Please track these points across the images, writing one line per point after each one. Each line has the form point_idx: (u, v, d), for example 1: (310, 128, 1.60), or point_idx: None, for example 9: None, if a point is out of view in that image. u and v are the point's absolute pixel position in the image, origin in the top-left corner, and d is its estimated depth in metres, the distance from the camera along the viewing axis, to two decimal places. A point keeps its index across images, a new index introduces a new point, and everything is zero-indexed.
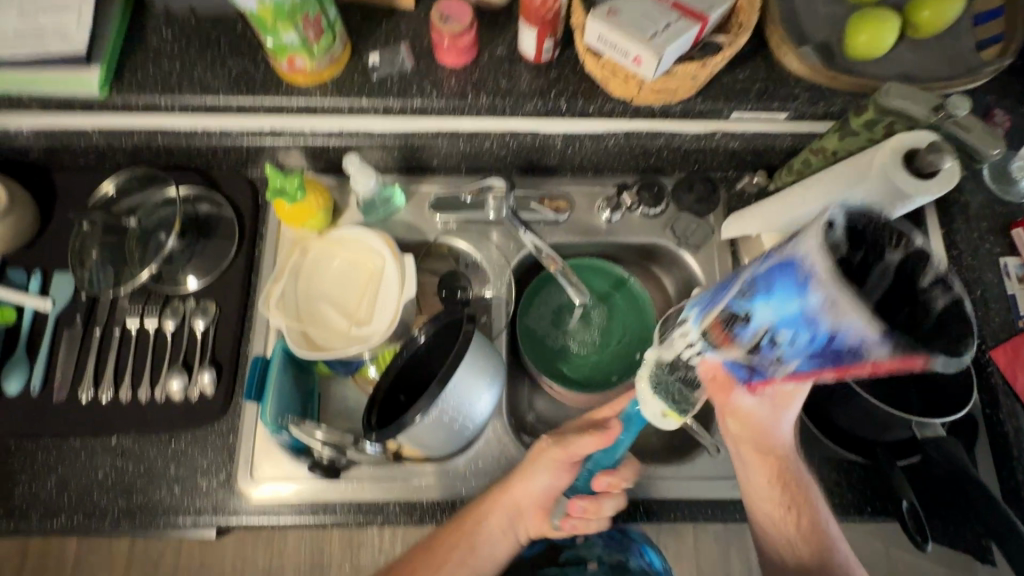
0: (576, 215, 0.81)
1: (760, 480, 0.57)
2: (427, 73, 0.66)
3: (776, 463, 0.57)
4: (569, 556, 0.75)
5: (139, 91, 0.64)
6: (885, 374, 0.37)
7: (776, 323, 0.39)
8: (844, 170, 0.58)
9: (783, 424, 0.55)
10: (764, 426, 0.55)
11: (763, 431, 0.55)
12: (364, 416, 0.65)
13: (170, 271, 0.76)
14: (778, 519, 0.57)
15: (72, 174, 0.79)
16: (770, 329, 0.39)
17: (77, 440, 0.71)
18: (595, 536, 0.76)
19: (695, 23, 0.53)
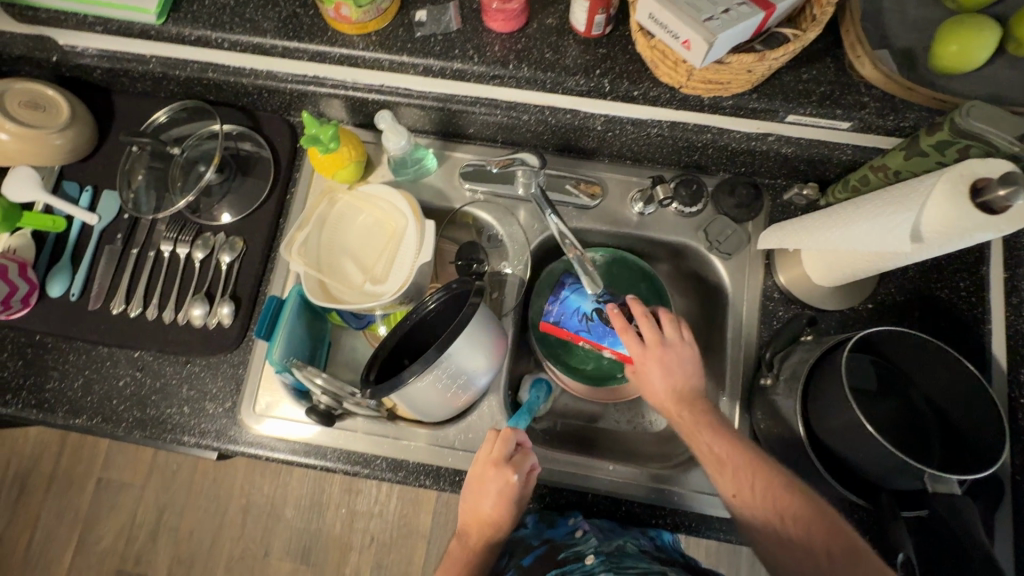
0: (607, 203, 0.78)
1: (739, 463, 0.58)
2: (471, 36, 0.64)
3: (726, 443, 0.59)
4: (568, 554, 0.63)
5: (193, 23, 0.66)
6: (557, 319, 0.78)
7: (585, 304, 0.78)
8: (904, 193, 0.53)
9: (682, 360, 0.64)
10: (682, 384, 0.63)
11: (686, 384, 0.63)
12: (364, 370, 0.66)
13: (207, 204, 0.80)
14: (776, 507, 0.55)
15: (130, 98, 0.82)
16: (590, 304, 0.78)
17: (105, 349, 0.76)
18: (593, 531, 0.65)
19: (760, 11, 0.49)
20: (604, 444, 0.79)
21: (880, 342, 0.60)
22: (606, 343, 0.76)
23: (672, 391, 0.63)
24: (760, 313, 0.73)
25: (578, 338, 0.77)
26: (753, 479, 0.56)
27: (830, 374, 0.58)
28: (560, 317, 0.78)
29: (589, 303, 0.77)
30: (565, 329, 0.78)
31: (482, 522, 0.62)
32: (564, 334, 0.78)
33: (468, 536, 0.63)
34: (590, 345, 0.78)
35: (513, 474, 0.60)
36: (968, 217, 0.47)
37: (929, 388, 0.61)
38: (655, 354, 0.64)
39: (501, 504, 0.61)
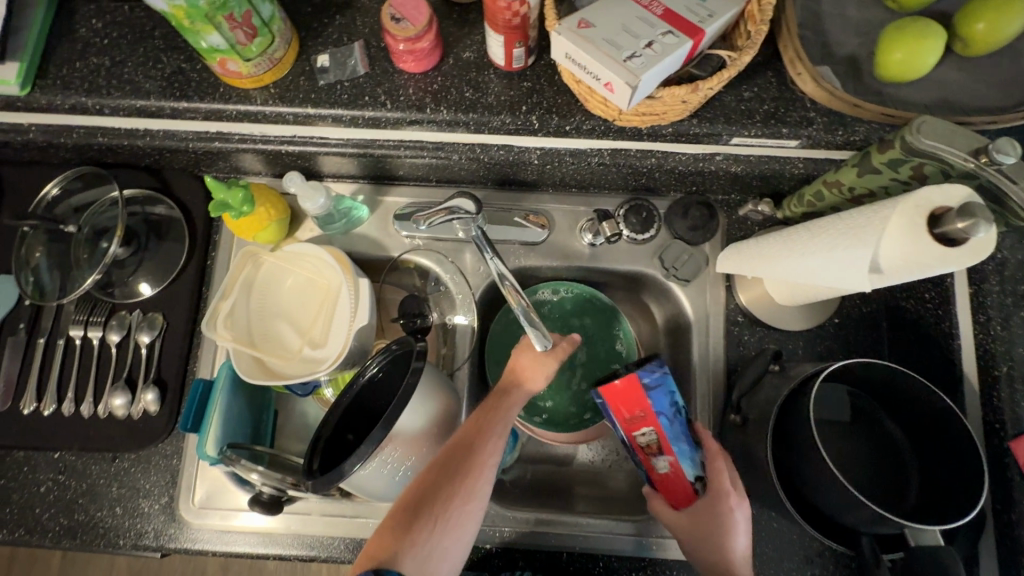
0: (555, 236, 0.73)
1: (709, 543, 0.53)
2: (382, 80, 0.58)
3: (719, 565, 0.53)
4: None
5: (64, 90, 0.58)
6: (630, 398, 0.55)
7: (677, 399, 0.56)
8: (859, 222, 0.49)
9: (734, 530, 0.53)
10: (723, 537, 0.53)
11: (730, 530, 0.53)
12: (305, 461, 0.60)
13: (119, 279, 0.72)
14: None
15: (19, 168, 0.74)
16: (679, 404, 0.56)
17: (21, 452, 0.69)
18: None
19: (687, 40, 0.44)
20: (578, 490, 0.75)
21: (849, 376, 0.57)
22: (675, 449, 0.55)
23: (711, 544, 0.53)
24: (725, 340, 0.69)
25: (647, 425, 0.55)
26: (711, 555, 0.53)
27: (800, 414, 0.54)
28: (650, 388, 0.55)
29: (680, 404, 0.56)
30: (649, 401, 0.54)
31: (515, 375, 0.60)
32: (626, 405, 0.55)
33: (493, 399, 0.58)
34: (652, 439, 0.55)
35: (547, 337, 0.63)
36: (927, 250, 0.43)
37: (903, 417, 0.58)
38: (708, 505, 0.54)
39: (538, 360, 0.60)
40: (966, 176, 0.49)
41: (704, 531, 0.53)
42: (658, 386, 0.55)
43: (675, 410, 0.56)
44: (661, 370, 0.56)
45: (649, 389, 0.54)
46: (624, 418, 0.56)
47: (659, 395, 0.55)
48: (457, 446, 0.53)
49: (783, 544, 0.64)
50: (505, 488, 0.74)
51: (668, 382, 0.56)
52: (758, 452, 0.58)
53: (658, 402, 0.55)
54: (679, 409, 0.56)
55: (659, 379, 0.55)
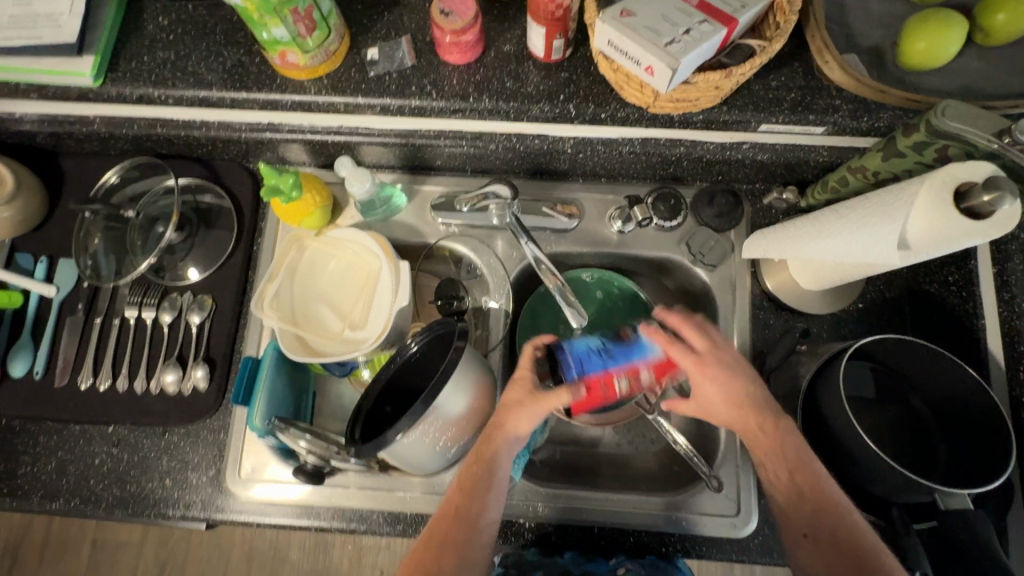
0: (585, 223, 0.76)
1: (722, 410, 0.58)
2: (428, 71, 0.62)
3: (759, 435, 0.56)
4: None
5: (132, 82, 0.62)
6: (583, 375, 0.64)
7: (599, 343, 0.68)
8: (887, 200, 0.51)
9: (729, 382, 0.57)
10: (735, 400, 0.57)
11: (726, 382, 0.57)
12: (347, 429, 0.62)
13: (171, 263, 0.76)
14: (767, 447, 0.56)
15: (78, 159, 0.79)
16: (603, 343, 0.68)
17: (77, 426, 0.73)
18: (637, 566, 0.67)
19: (722, 27, 0.47)
20: (607, 470, 0.77)
21: (878, 353, 0.59)
22: (637, 363, 0.65)
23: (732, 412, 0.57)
24: (751, 324, 0.71)
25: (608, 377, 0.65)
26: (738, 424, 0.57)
27: (830, 389, 0.56)
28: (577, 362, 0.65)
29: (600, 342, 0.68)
30: (592, 376, 0.65)
31: (503, 425, 0.60)
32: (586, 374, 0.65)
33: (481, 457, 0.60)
34: (626, 377, 0.66)
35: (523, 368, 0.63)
36: (956, 223, 0.45)
37: (929, 394, 0.60)
38: (697, 371, 0.58)
39: (525, 414, 0.59)
40: (990, 156, 0.51)
41: (715, 409, 0.58)
42: (583, 361, 0.65)
43: (606, 348, 0.67)
44: (568, 352, 0.65)
45: (580, 371, 0.64)
46: (605, 395, 0.66)
47: (591, 361, 0.65)
48: (449, 514, 0.58)
49: None
50: (535, 467, 0.76)
51: (584, 346, 0.66)
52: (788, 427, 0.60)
53: (592, 361, 0.65)
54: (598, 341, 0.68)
55: (577, 358, 0.65)
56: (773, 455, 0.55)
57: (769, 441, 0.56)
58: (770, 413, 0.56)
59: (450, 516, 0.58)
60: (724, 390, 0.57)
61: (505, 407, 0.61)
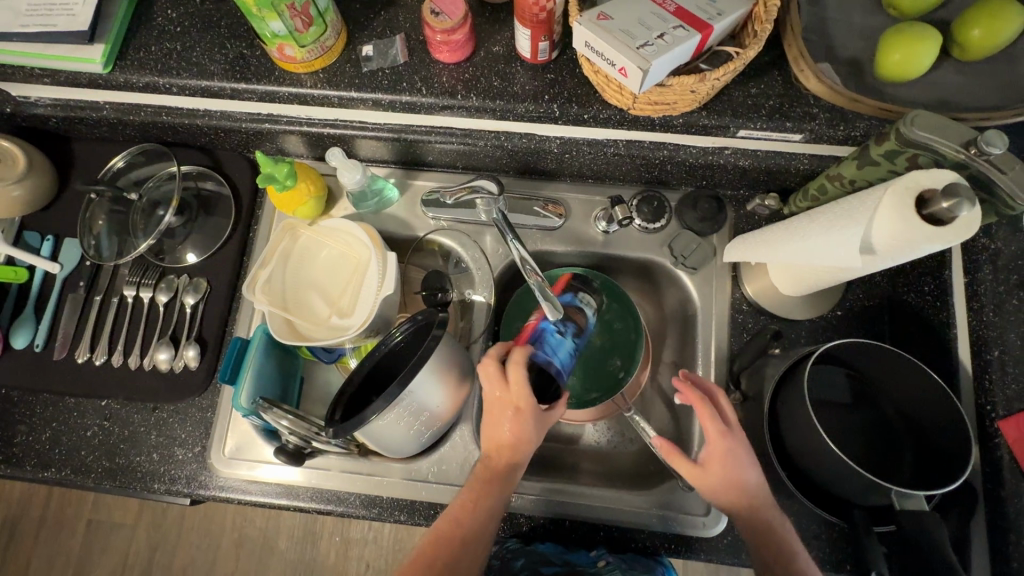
0: (571, 223, 0.78)
1: (718, 488, 0.56)
2: (419, 68, 0.64)
3: (755, 516, 0.56)
4: None
5: (139, 70, 0.66)
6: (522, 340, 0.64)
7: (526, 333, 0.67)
8: (855, 205, 0.52)
9: (745, 464, 0.57)
10: (740, 482, 0.56)
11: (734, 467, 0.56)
12: (329, 411, 0.64)
13: (170, 246, 0.79)
14: (756, 533, 0.56)
15: (89, 144, 0.82)
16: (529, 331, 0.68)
17: (72, 398, 0.75)
18: (616, 559, 0.67)
19: (696, 33, 0.49)
20: (584, 467, 0.78)
21: (848, 355, 0.60)
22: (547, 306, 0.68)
23: (736, 494, 0.56)
24: (729, 326, 0.73)
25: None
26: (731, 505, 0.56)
27: (795, 389, 0.57)
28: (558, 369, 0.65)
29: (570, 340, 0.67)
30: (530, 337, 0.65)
31: (506, 444, 0.61)
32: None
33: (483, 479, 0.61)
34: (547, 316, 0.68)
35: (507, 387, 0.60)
36: (917, 228, 0.46)
37: (898, 399, 0.61)
38: (720, 450, 0.56)
39: (527, 431, 0.60)
40: (957, 166, 0.52)
41: (713, 483, 0.56)
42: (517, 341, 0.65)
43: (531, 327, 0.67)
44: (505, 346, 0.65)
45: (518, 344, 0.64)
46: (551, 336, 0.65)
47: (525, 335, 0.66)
48: (444, 532, 0.60)
49: None
50: None
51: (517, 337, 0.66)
52: None
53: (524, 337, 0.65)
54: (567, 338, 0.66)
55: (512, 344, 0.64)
56: (760, 542, 0.55)
57: (762, 530, 0.56)
58: (770, 504, 0.56)
59: (445, 536, 0.59)
60: (736, 473, 0.56)
61: (505, 432, 0.60)
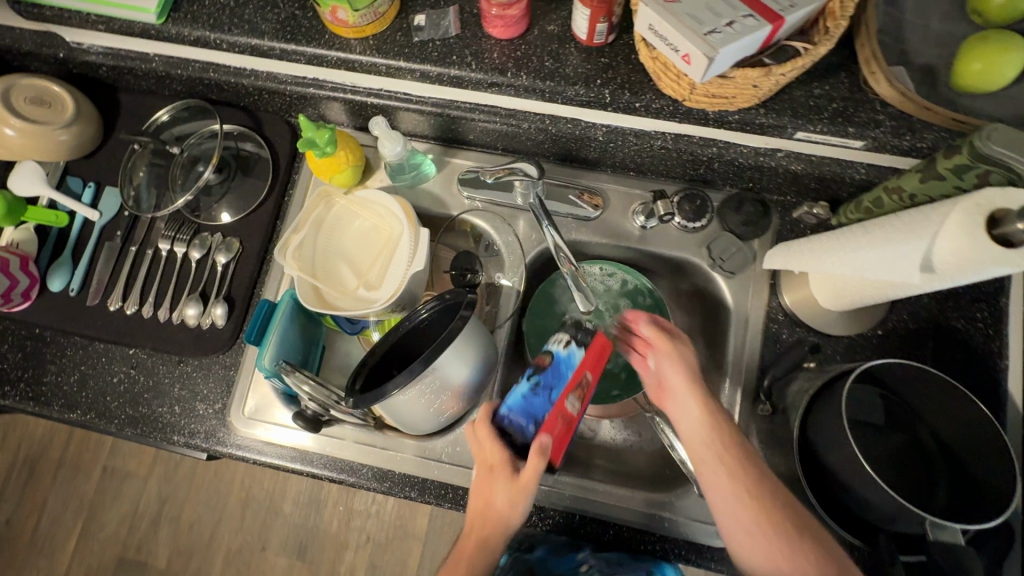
0: (608, 215, 0.76)
1: (716, 456, 0.53)
2: (470, 42, 0.63)
3: (725, 463, 0.53)
4: None
5: (192, 24, 0.66)
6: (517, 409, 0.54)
7: (520, 411, 0.54)
8: (917, 218, 0.49)
9: (693, 390, 0.57)
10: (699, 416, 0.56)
11: (727, 430, 0.55)
12: (349, 379, 0.63)
13: (206, 203, 0.80)
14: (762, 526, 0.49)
15: (136, 96, 0.83)
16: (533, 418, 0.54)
17: (101, 345, 0.77)
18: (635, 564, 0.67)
19: (767, 23, 0.47)
20: (597, 463, 0.77)
21: (890, 377, 0.58)
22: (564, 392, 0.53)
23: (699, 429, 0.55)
24: (763, 335, 0.70)
25: (566, 411, 0.52)
26: (732, 491, 0.51)
27: (831, 406, 0.55)
28: (510, 420, 0.54)
29: (527, 381, 0.53)
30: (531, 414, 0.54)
31: (490, 516, 0.54)
32: (564, 434, 0.53)
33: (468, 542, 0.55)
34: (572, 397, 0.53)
35: (498, 455, 0.54)
36: (985, 249, 0.44)
37: (937, 426, 0.58)
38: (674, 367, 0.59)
39: (518, 502, 0.53)
40: None
41: (705, 454, 0.54)
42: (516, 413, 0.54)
43: (535, 409, 0.53)
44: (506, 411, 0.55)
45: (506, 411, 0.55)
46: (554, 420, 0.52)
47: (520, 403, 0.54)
48: None
49: None
50: None
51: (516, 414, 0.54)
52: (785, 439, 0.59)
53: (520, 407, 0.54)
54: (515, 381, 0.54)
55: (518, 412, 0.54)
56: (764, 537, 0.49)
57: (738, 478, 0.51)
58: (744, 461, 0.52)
59: None
60: (691, 392, 0.57)
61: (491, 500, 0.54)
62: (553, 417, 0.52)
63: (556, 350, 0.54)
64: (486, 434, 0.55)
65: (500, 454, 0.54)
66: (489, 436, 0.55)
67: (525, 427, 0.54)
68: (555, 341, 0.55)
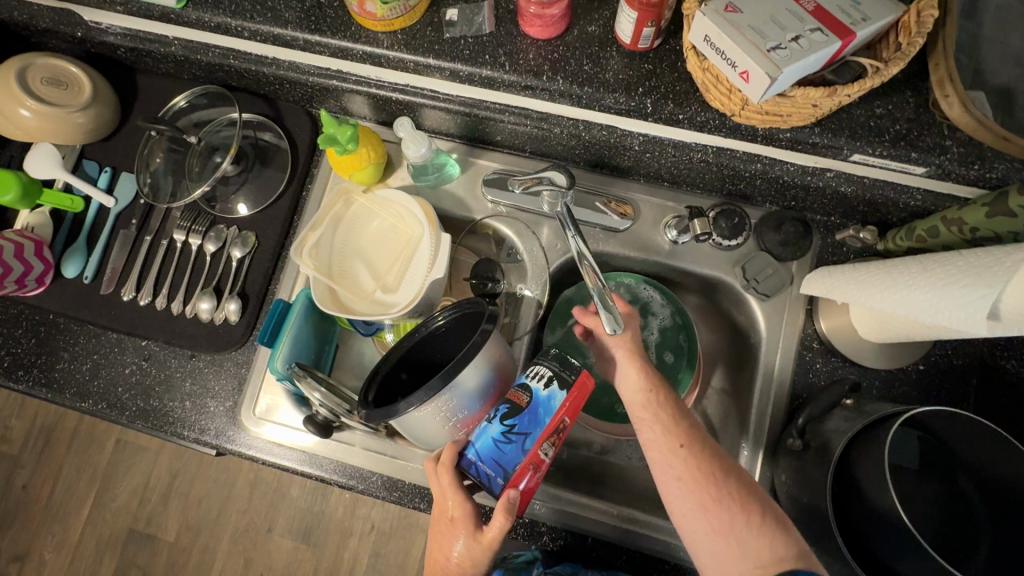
0: (638, 226, 0.72)
1: (657, 437, 0.55)
2: (505, 41, 0.59)
3: (680, 458, 0.54)
4: None
5: (213, 9, 0.62)
6: (488, 457, 0.53)
7: (490, 457, 0.53)
8: (986, 263, 0.45)
9: (638, 373, 0.59)
10: (642, 399, 0.58)
11: (660, 389, 0.58)
12: (362, 390, 0.61)
13: (222, 194, 0.77)
14: (711, 505, 0.52)
15: (154, 78, 0.80)
16: (503, 467, 0.53)
17: (114, 334, 0.76)
18: None
19: (837, 39, 0.42)
20: (611, 482, 0.75)
21: (933, 422, 0.54)
22: (539, 442, 0.53)
23: (654, 419, 0.56)
24: (795, 363, 0.67)
25: (539, 461, 0.53)
26: (676, 477, 0.54)
27: (870, 452, 0.52)
28: (479, 468, 0.54)
29: (502, 426, 0.53)
30: (501, 462, 0.53)
31: (449, 569, 0.55)
32: (533, 485, 0.53)
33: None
34: (546, 443, 0.53)
35: (454, 509, 0.55)
36: None
37: (981, 476, 0.55)
38: (627, 351, 0.60)
39: (474, 556, 0.54)
40: None
41: (640, 416, 0.57)
42: (485, 459, 0.54)
43: (506, 458, 0.53)
44: (473, 455, 0.54)
45: (475, 459, 0.54)
46: (521, 469, 0.52)
47: (491, 451, 0.53)
48: None
49: None
50: None
51: (485, 461, 0.54)
52: (816, 480, 0.56)
53: (490, 455, 0.53)
54: (488, 422, 0.53)
55: (486, 456, 0.53)
56: (723, 524, 0.52)
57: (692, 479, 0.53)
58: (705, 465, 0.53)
59: None
60: (636, 377, 0.59)
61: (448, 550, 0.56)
62: (525, 468, 0.52)
63: (536, 390, 0.54)
64: (446, 481, 0.56)
65: (459, 505, 0.55)
66: (453, 486, 0.55)
67: (492, 477, 0.54)
68: (535, 377, 0.54)
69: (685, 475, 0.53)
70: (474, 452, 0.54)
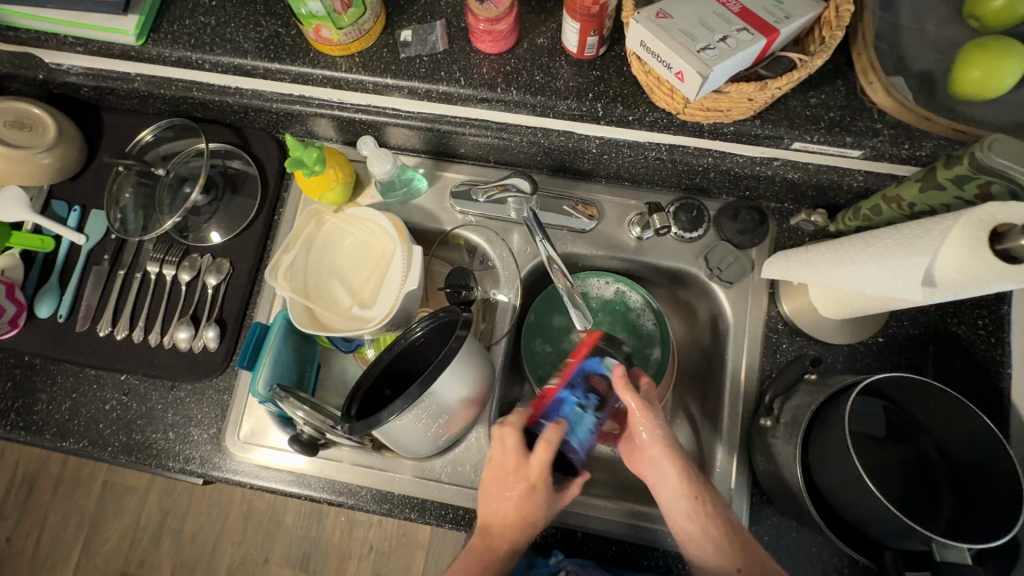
0: (603, 226, 0.75)
1: (683, 502, 0.58)
2: (458, 58, 0.62)
3: (708, 522, 0.57)
4: None
5: (173, 44, 0.64)
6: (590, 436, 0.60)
7: (590, 437, 0.60)
8: (918, 233, 0.48)
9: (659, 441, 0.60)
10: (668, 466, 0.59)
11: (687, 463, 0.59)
12: (345, 404, 0.63)
13: (195, 224, 0.78)
14: (729, 554, 0.56)
15: (119, 115, 0.81)
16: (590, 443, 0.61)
17: (92, 371, 0.76)
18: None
19: (762, 37, 0.46)
20: (597, 477, 0.76)
21: (891, 390, 0.57)
22: None
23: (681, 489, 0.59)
24: (762, 346, 0.70)
25: None
26: (700, 530, 0.57)
27: (832, 421, 0.54)
28: (580, 448, 0.60)
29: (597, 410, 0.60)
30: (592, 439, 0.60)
31: (512, 518, 0.58)
32: None
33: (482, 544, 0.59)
34: None
35: (534, 470, 0.57)
36: (983, 263, 0.43)
37: (942, 438, 0.58)
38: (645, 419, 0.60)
39: (542, 509, 0.58)
40: None
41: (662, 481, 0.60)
42: (585, 439, 0.60)
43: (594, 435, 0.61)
44: (582, 440, 0.59)
45: (581, 442, 0.59)
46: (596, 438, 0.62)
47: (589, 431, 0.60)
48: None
49: (803, 553, 0.64)
50: None
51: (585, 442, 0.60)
52: (788, 454, 0.58)
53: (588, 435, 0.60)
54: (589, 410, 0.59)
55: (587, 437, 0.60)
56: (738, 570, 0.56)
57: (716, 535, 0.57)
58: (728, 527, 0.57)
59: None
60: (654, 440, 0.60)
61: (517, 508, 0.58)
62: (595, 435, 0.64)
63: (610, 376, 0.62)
64: (542, 455, 0.57)
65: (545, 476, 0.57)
66: (551, 459, 0.57)
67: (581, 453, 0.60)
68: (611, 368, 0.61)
69: (710, 533, 0.57)
70: (581, 437, 0.59)
